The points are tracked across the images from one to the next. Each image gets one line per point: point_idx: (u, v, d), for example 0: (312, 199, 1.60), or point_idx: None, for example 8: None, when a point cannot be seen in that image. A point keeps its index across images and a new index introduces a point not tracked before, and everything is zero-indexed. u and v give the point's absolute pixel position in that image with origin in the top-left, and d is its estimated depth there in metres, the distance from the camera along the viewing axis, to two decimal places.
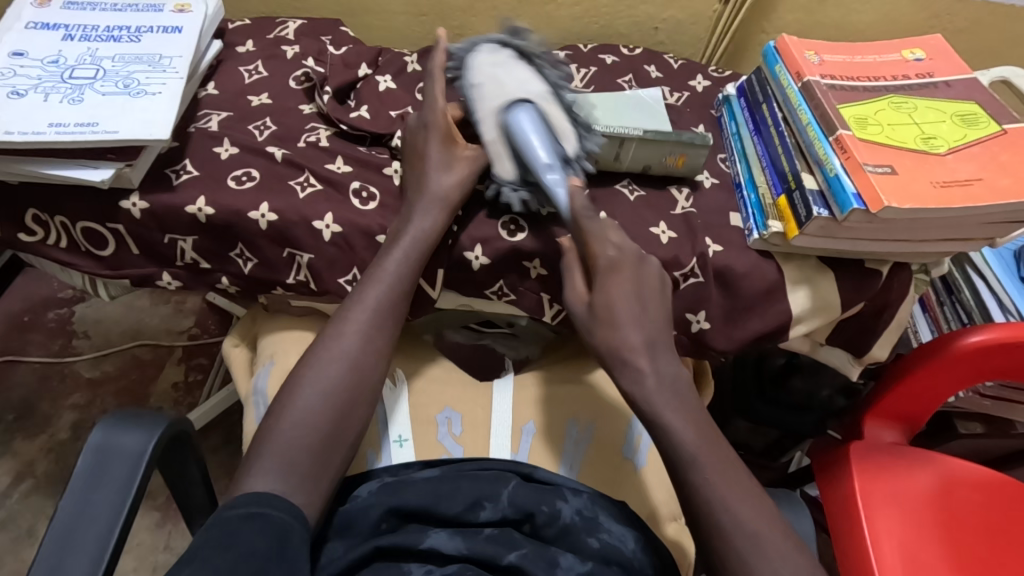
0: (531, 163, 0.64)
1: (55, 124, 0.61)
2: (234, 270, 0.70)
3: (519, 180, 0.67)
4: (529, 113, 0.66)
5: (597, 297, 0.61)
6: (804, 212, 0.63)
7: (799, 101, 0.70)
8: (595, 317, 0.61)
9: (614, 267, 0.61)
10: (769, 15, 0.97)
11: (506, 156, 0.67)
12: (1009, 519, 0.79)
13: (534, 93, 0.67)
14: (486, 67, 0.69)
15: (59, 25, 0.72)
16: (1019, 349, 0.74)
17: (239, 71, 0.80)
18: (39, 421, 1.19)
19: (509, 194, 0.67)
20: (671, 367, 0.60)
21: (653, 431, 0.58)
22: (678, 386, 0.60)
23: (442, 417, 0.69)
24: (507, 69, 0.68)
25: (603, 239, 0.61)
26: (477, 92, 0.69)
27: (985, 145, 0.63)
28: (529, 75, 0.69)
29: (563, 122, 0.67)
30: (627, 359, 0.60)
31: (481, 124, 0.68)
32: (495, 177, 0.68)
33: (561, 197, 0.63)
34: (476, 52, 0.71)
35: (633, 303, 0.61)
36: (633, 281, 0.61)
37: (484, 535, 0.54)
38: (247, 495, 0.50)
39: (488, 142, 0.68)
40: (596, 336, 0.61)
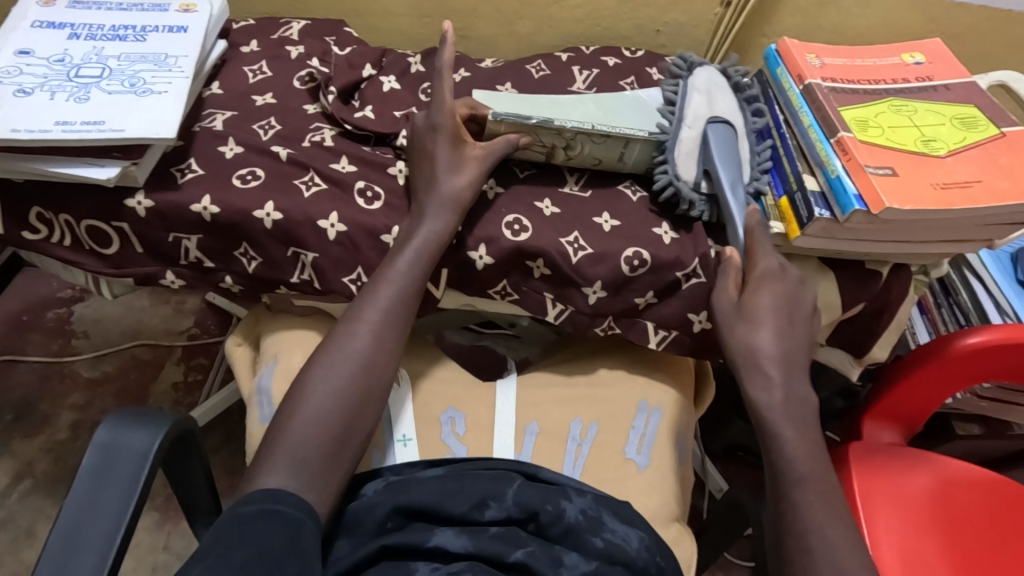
0: (721, 172, 0.68)
1: (61, 122, 0.61)
2: (238, 269, 0.70)
3: (696, 184, 0.70)
4: (728, 130, 0.71)
5: (746, 299, 0.63)
6: (806, 214, 0.64)
7: (800, 104, 0.70)
8: (741, 315, 0.63)
9: (769, 276, 0.63)
10: (769, 19, 0.98)
11: (693, 158, 0.71)
12: (1008, 519, 0.80)
13: (739, 118, 0.73)
14: (708, 82, 0.76)
15: (65, 25, 0.72)
16: (1016, 350, 0.75)
17: (243, 71, 0.80)
18: (37, 421, 1.19)
19: (686, 192, 0.70)
20: (801, 389, 0.62)
21: (765, 438, 0.61)
22: (804, 410, 0.61)
23: (445, 416, 0.69)
24: (724, 92, 0.75)
25: (768, 253, 0.64)
26: (693, 98, 0.74)
27: (984, 147, 0.64)
28: (741, 105, 0.75)
29: (751, 151, 0.72)
30: (761, 364, 0.61)
31: (684, 124, 0.72)
32: (673, 170, 0.70)
33: (738, 213, 0.67)
34: (703, 68, 0.78)
35: (782, 319, 0.63)
36: (783, 293, 0.63)
37: (490, 533, 0.55)
38: (261, 492, 0.50)
39: (683, 139, 0.71)
40: (735, 332, 0.62)
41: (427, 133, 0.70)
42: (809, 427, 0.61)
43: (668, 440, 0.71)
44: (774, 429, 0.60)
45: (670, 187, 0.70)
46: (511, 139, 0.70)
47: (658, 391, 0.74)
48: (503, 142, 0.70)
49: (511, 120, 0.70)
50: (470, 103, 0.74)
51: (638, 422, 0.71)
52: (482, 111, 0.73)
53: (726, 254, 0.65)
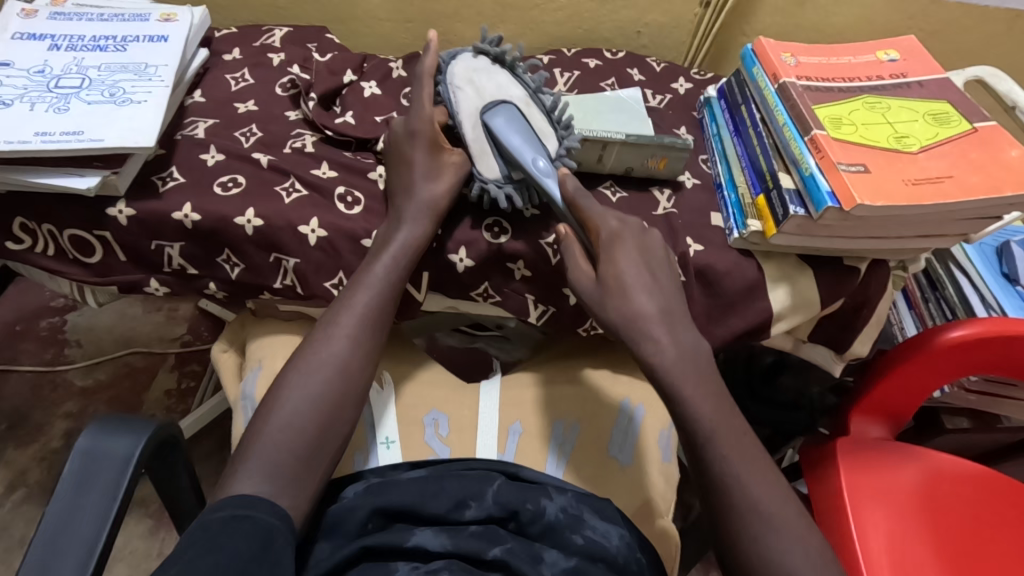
0: (522, 157, 0.67)
1: (40, 133, 0.62)
2: (221, 276, 0.70)
3: (504, 179, 0.69)
4: (508, 113, 0.70)
5: (603, 270, 0.62)
6: (781, 211, 0.64)
7: (776, 102, 0.71)
8: (606, 288, 0.62)
9: (616, 236, 0.63)
10: (749, 18, 0.98)
11: (488, 155, 0.70)
12: (992, 511, 0.80)
13: (514, 97, 0.71)
14: (465, 73, 0.72)
15: (46, 36, 0.73)
16: (996, 344, 0.76)
17: (225, 78, 0.81)
18: (30, 430, 1.19)
19: (496, 191, 0.68)
20: (689, 338, 0.62)
21: (672, 403, 0.59)
22: (698, 360, 0.61)
23: (429, 418, 0.70)
24: (487, 77, 0.72)
25: (602, 215, 0.64)
26: (458, 96, 0.71)
27: (955, 143, 0.64)
28: (510, 80, 0.73)
29: (542, 123, 0.71)
30: (646, 328, 0.61)
31: (464, 126, 0.70)
32: (478, 175, 0.70)
33: (553, 189, 0.67)
34: (456, 60, 0.73)
35: (642, 271, 0.63)
36: (636, 246, 0.64)
37: (469, 532, 0.55)
38: (234, 497, 0.51)
39: (471, 142, 0.70)
40: (610, 308, 0.61)
41: (405, 138, 0.70)
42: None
43: (653, 438, 0.70)
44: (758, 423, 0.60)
45: (484, 192, 0.69)
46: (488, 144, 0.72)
47: (643, 390, 0.74)
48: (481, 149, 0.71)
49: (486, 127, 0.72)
50: None
51: (621, 420, 0.71)
52: None
53: (562, 233, 0.65)
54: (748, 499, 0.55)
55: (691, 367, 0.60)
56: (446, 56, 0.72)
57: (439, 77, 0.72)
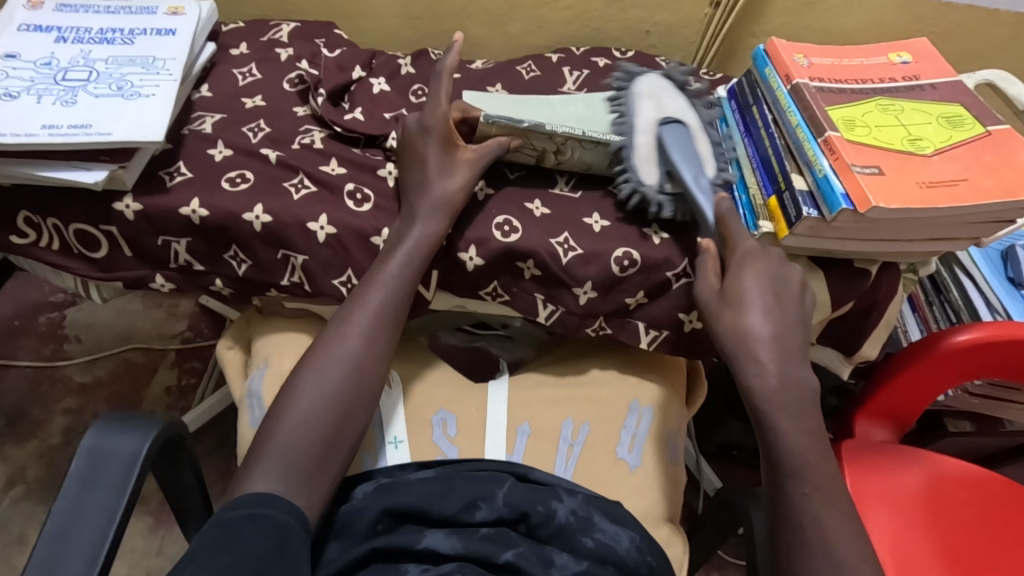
0: (684, 172, 0.69)
1: (47, 125, 0.61)
2: (228, 272, 0.70)
3: (660, 188, 0.70)
4: (682, 129, 0.72)
5: (729, 284, 0.63)
6: (794, 213, 0.64)
7: (788, 103, 0.71)
8: (724, 301, 0.63)
9: (750, 256, 0.64)
10: (758, 19, 0.98)
11: (651, 162, 0.71)
12: (1000, 516, 0.80)
13: (689, 119, 0.74)
14: (652, 87, 0.76)
15: (52, 28, 0.72)
16: (1007, 348, 0.76)
17: (232, 73, 0.80)
18: (29, 426, 1.18)
19: (651, 195, 0.70)
20: (796, 370, 0.61)
21: (761, 424, 0.60)
22: (801, 393, 0.61)
23: (437, 418, 0.69)
24: (668, 96, 0.76)
25: (745, 236, 0.65)
26: (642, 103, 0.74)
27: (969, 146, 0.64)
28: (687, 105, 0.76)
29: (706, 149, 0.73)
30: (753, 350, 0.61)
31: (637, 129, 0.72)
32: (636, 177, 0.70)
33: (705, 206, 0.68)
34: (643, 75, 0.77)
35: (769, 300, 0.62)
36: (770, 273, 0.63)
37: (479, 534, 0.54)
38: (249, 496, 0.50)
39: (639, 146, 0.71)
40: (723, 320, 0.62)
41: (418, 133, 0.70)
42: (810, 418, 0.60)
43: (661, 440, 0.72)
44: (769, 420, 0.60)
45: (636, 194, 0.70)
46: (504, 142, 0.70)
47: (649, 391, 0.74)
48: (494, 144, 0.70)
49: (503, 123, 0.70)
50: (462, 106, 0.73)
51: (629, 422, 0.71)
52: (474, 114, 0.73)
53: (703, 246, 0.67)
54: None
55: (792, 400, 0.60)
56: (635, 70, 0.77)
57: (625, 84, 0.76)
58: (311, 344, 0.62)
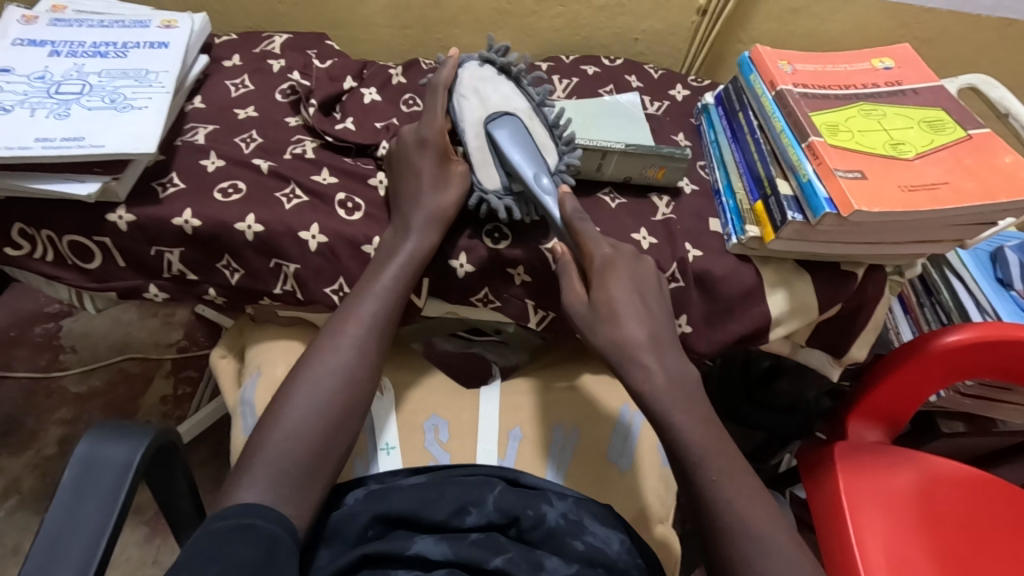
0: (522, 172, 0.67)
1: (41, 138, 0.62)
2: (220, 281, 0.70)
3: (504, 190, 0.70)
4: (511, 125, 0.70)
5: (596, 294, 0.63)
6: (779, 217, 0.65)
7: (773, 110, 0.72)
8: (598, 313, 0.63)
9: (610, 264, 0.63)
10: (744, 26, 0.99)
11: (490, 165, 0.71)
12: (989, 515, 0.81)
13: (518, 109, 0.72)
14: (472, 82, 0.73)
15: (45, 42, 0.73)
16: (993, 349, 0.77)
17: (225, 84, 0.81)
18: (24, 437, 1.18)
19: (496, 201, 0.69)
20: (678, 365, 0.62)
21: (660, 428, 0.60)
22: (686, 387, 0.61)
23: (429, 424, 0.70)
24: (494, 87, 0.73)
25: (598, 240, 0.64)
26: (464, 105, 0.72)
27: (950, 150, 0.65)
28: (514, 91, 0.73)
29: (544, 136, 0.71)
30: (635, 355, 0.61)
31: (467, 134, 0.71)
32: (479, 185, 0.70)
33: (552, 205, 0.66)
34: (464, 67, 0.75)
35: (636, 302, 0.63)
36: (630, 275, 0.64)
37: (469, 539, 0.55)
38: (238, 506, 0.50)
39: (472, 151, 0.71)
40: (601, 333, 0.62)
41: (414, 144, 0.70)
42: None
43: (652, 446, 0.71)
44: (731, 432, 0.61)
45: (483, 202, 0.69)
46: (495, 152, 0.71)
47: None
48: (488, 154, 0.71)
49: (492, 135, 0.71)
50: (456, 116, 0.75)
51: (620, 428, 0.71)
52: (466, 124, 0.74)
53: (559, 252, 0.67)
54: (731, 499, 0.56)
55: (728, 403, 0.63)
56: (452, 63, 0.74)
57: (446, 85, 0.73)
58: (305, 351, 0.63)
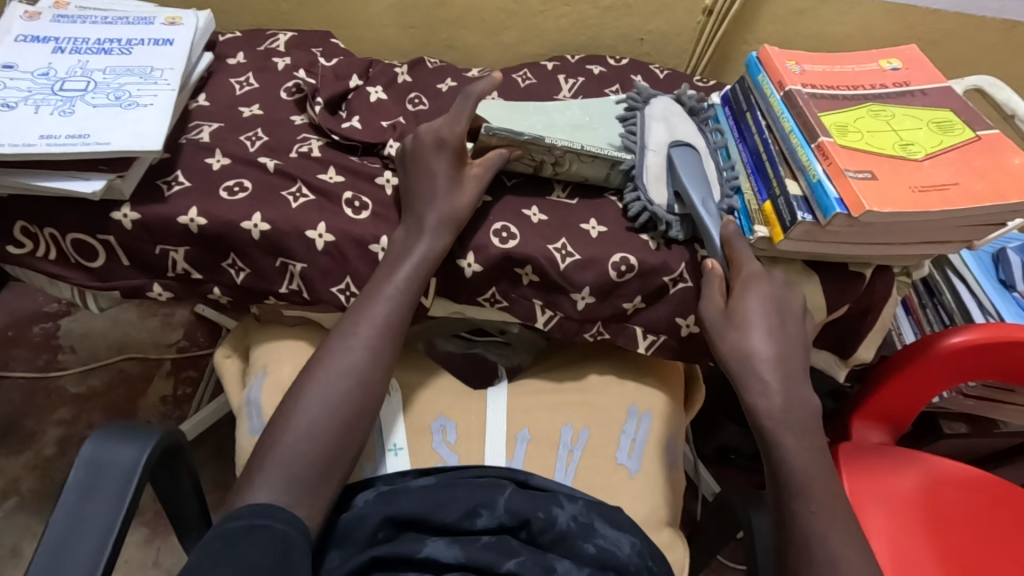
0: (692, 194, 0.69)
1: (45, 135, 0.61)
2: (226, 280, 0.70)
3: (669, 208, 0.71)
4: (692, 151, 0.72)
5: (733, 305, 0.65)
6: (788, 217, 0.65)
7: (781, 110, 0.72)
8: (730, 322, 0.64)
9: (754, 279, 0.65)
10: (750, 27, 0.99)
11: (661, 182, 0.72)
12: (995, 516, 0.81)
13: (700, 142, 0.74)
14: (662, 111, 0.76)
15: (48, 38, 0.72)
16: (999, 349, 0.76)
17: (230, 82, 0.81)
18: (23, 437, 1.17)
19: (661, 215, 0.70)
20: (801, 393, 0.63)
21: (767, 447, 0.61)
22: (804, 414, 0.62)
23: (436, 425, 0.69)
24: (681, 120, 0.76)
25: (749, 258, 0.66)
26: (652, 124, 0.75)
27: (960, 150, 0.65)
28: (698, 130, 0.76)
29: (716, 170, 0.73)
30: (758, 369, 0.62)
31: (647, 149, 0.73)
32: (644, 196, 0.71)
33: (711, 226, 0.68)
34: (656, 98, 0.78)
35: (771, 320, 0.64)
36: (770, 294, 0.64)
37: (481, 543, 0.54)
38: (250, 509, 0.50)
39: (648, 165, 0.72)
40: (727, 340, 0.63)
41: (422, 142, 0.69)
42: (810, 439, 0.61)
43: (659, 448, 0.72)
44: (775, 437, 0.61)
45: (645, 213, 0.71)
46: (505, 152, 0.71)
47: (649, 398, 0.75)
48: (497, 154, 0.70)
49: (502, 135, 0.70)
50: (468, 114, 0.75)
51: (629, 428, 0.72)
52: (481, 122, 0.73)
53: (709, 267, 0.67)
54: None
55: (797, 421, 0.61)
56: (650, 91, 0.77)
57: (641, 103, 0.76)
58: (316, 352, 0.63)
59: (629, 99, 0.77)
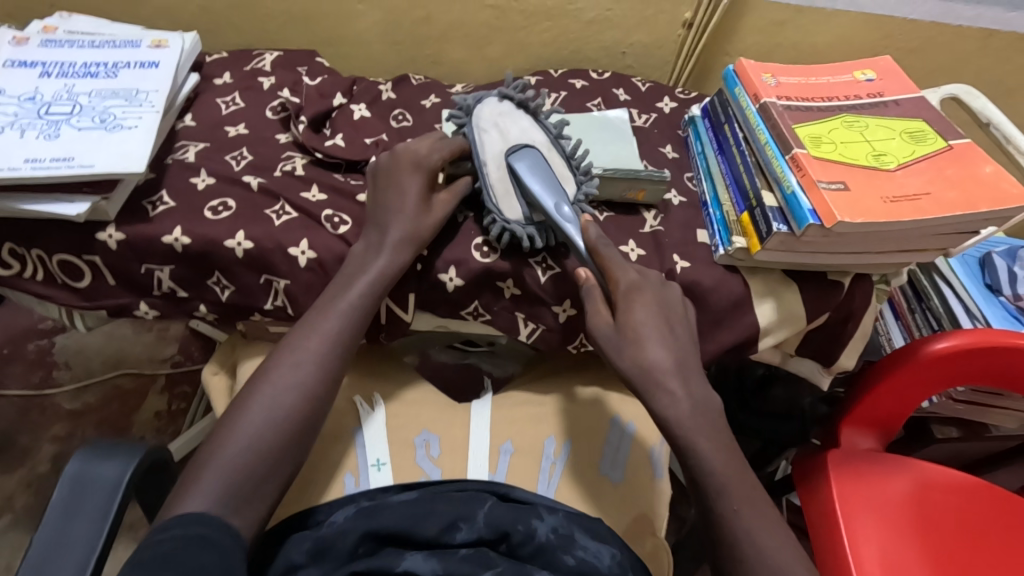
0: (544, 202, 0.67)
1: (30, 159, 0.62)
2: (211, 298, 0.70)
3: (526, 220, 0.69)
4: (532, 155, 0.71)
5: (622, 318, 0.63)
6: (765, 228, 0.66)
7: (757, 122, 0.73)
8: (623, 336, 0.62)
9: (635, 289, 0.63)
10: (730, 39, 1.00)
11: (511, 196, 0.70)
12: (983, 519, 0.81)
13: (536, 142, 0.73)
14: (491, 117, 0.74)
15: (36, 63, 0.73)
16: (981, 354, 0.77)
17: (216, 102, 0.82)
18: (17, 454, 1.18)
19: (520, 230, 0.68)
20: (702, 391, 0.62)
21: (683, 453, 0.59)
22: (710, 414, 0.61)
23: (420, 439, 0.70)
24: (512, 122, 0.74)
25: (623, 266, 0.64)
26: (484, 138, 0.73)
27: (931, 160, 0.66)
28: (533, 126, 0.75)
29: (562, 168, 0.73)
30: (661, 380, 0.60)
31: (487, 167, 0.71)
32: (500, 215, 0.69)
33: (574, 233, 0.66)
34: (482, 105, 0.76)
35: (660, 325, 0.62)
36: (654, 303, 0.63)
37: (459, 555, 0.54)
38: (183, 517, 0.49)
39: (493, 182, 0.71)
40: (624, 354, 0.61)
41: (393, 160, 0.70)
42: None
43: (642, 459, 0.71)
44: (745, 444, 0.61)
45: (505, 231, 0.68)
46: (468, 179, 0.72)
47: (633, 409, 0.75)
48: (463, 181, 0.72)
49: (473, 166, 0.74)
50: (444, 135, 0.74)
51: (611, 439, 0.72)
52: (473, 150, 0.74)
53: (584, 278, 0.66)
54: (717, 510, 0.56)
55: (704, 420, 0.60)
56: (472, 101, 0.75)
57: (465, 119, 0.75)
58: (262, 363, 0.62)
59: (455, 116, 0.76)
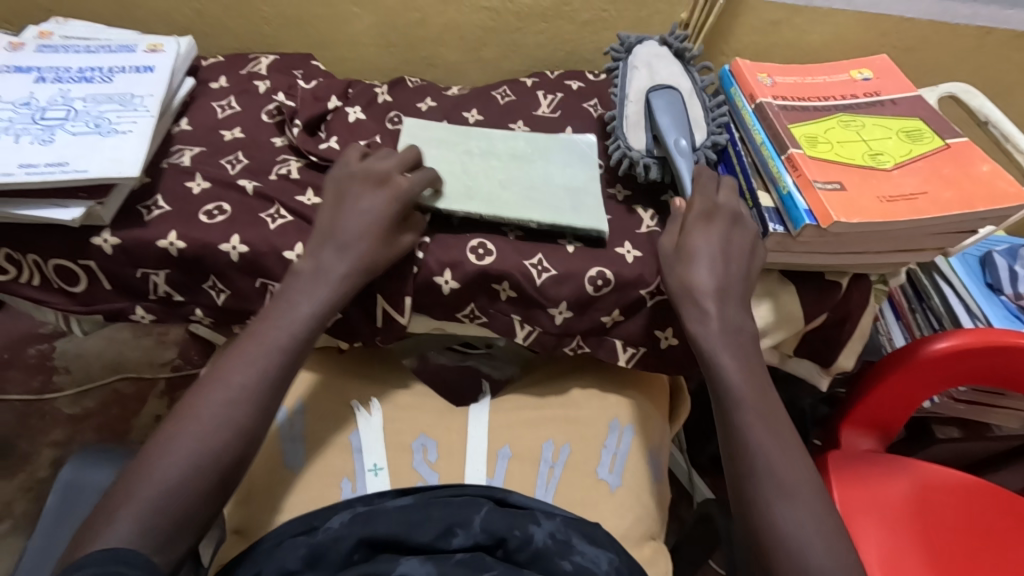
0: (667, 137, 0.72)
1: (24, 164, 0.62)
2: (206, 301, 0.70)
3: (647, 152, 0.74)
4: (670, 95, 0.75)
5: (683, 241, 0.64)
6: (762, 229, 0.66)
7: (752, 122, 0.73)
8: (678, 255, 0.63)
9: (703, 216, 0.64)
10: (726, 39, 1.00)
11: (641, 128, 0.75)
12: (985, 519, 0.80)
13: (681, 85, 0.76)
14: (648, 57, 0.79)
15: (32, 68, 0.73)
16: (995, 360, 0.77)
17: (211, 106, 0.82)
18: (17, 460, 1.18)
19: (638, 158, 0.74)
20: (737, 318, 0.61)
21: (709, 371, 0.60)
22: (742, 340, 0.61)
23: (417, 444, 0.70)
24: (665, 63, 0.78)
25: (707, 191, 0.66)
26: (634, 74, 0.78)
27: (927, 159, 0.66)
28: (683, 71, 0.78)
29: (699, 113, 0.75)
30: (699, 300, 0.61)
31: (627, 101, 0.77)
32: (624, 142, 0.75)
33: (686, 172, 0.70)
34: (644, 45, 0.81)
35: (718, 253, 0.62)
36: (720, 233, 0.63)
37: (454, 560, 0.54)
38: (99, 552, 0.46)
39: (628, 114, 0.76)
40: (674, 272, 0.63)
41: (372, 184, 0.67)
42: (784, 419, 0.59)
43: (640, 465, 0.71)
44: None
45: (625, 158, 0.75)
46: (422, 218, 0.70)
47: (629, 411, 0.75)
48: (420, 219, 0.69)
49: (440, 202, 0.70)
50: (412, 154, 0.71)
51: (610, 443, 0.72)
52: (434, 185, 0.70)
53: (675, 207, 0.67)
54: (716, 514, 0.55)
55: (734, 345, 0.60)
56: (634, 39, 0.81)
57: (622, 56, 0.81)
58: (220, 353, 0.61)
59: (616, 52, 0.82)
